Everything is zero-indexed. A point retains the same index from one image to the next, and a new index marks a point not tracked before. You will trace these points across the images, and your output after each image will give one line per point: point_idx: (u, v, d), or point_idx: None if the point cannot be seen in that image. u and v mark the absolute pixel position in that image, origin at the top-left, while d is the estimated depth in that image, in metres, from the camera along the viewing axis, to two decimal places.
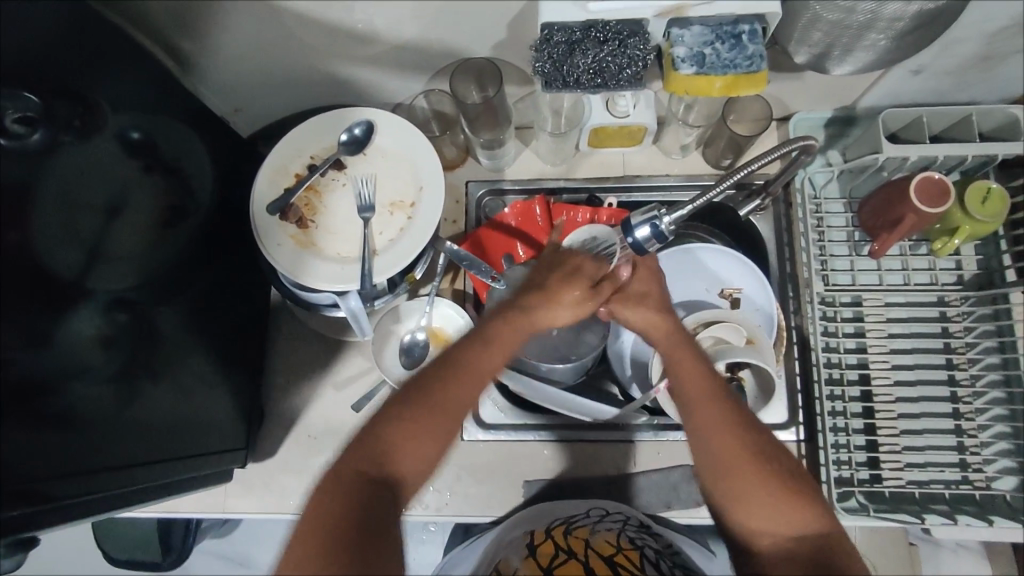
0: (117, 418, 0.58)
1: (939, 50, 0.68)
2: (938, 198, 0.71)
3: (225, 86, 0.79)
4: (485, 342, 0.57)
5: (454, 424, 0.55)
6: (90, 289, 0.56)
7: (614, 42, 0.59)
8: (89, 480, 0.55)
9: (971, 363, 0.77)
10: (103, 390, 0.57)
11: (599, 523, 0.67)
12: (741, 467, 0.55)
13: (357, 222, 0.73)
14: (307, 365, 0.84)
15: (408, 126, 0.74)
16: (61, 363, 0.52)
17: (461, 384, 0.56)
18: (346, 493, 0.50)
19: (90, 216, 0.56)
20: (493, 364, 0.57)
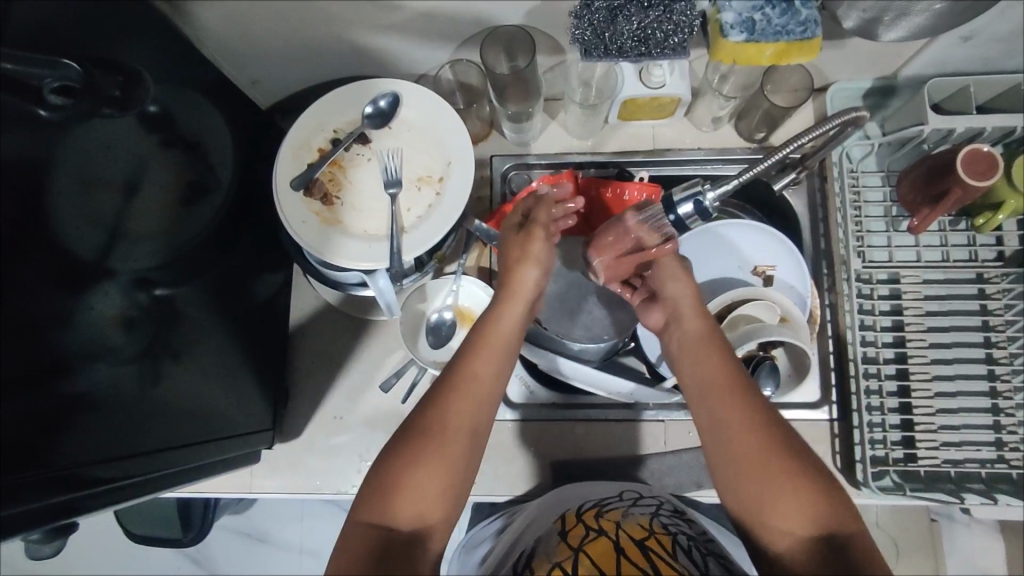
0: (141, 398, 0.57)
1: (994, 15, 0.65)
2: (990, 171, 0.68)
3: (244, 59, 0.76)
4: (473, 361, 0.58)
5: (458, 453, 0.54)
6: (112, 267, 0.54)
7: (659, 8, 0.56)
8: (113, 463, 0.53)
9: (1010, 341, 0.75)
10: (127, 369, 0.55)
11: (632, 507, 0.67)
12: (767, 459, 0.52)
13: (383, 198, 0.70)
14: (330, 345, 0.82)
15: (435, 97, 0.71)
16: (86, 340, 0.51)
17: (453, 412, 0.55)
18: (363, 537, 0.50)
19: (110, 191, 0.54)
20: (490, 380, 0.57)
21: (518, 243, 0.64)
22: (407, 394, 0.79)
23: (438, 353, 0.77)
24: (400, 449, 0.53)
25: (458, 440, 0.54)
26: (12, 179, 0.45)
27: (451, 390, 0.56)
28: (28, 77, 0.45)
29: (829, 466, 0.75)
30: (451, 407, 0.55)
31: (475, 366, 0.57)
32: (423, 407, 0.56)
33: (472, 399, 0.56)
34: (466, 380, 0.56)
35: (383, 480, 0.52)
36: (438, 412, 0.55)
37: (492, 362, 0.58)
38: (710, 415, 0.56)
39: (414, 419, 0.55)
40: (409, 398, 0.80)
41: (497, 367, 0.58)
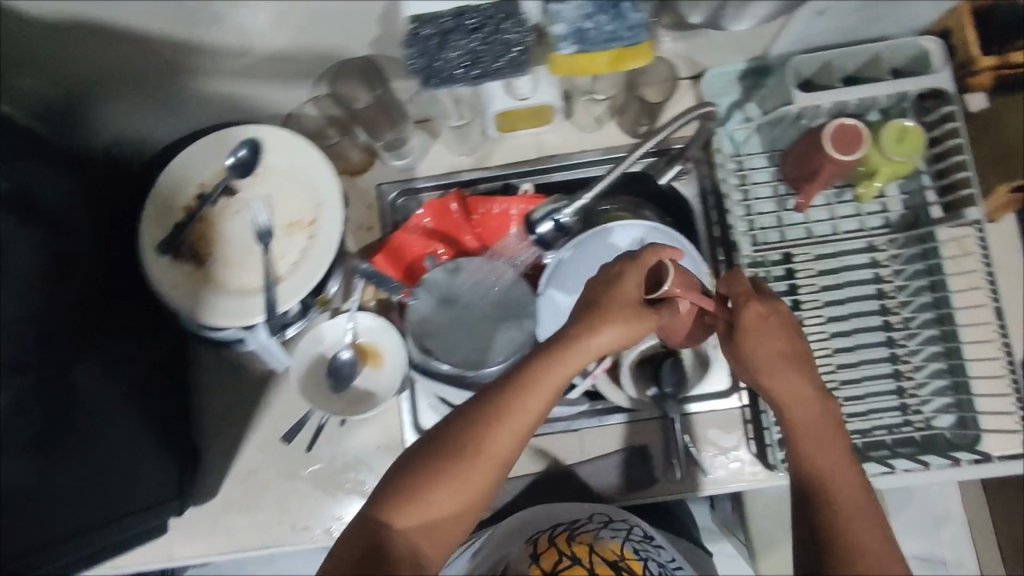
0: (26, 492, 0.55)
1: None
2: (852, 145, 0.69)
3: (84, 108, 0.72)
4: (528, 388, 0.50)
5: (482, 481, 0.50)
6: None
7: (487, 28, 0.54)
8: None
9: (903, 306, 0.77)
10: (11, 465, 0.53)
11: (602, 530, 0.70)
12: (840, 500, 0.50)
13: (256, 248, 0.68)
14: (234, 400, 0.80)
15: (296, 139, 0.69)
16: None
17: (490, 451, 0.50)
18: (354, 554, 0.48)
19: None
20: (540, 410, 0.51)
21: (628, 279, 0.53)
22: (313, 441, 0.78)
23: (341, 395, 0.75)
24: (415, 482, 0.49)
25: (487, 470, 0.50)
26: None
27: (494, 419, 0.50)
28: None
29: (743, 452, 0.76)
30: (480, 451, 0.50)
31: (523, 407, 0.50)
32: (450, 435, 0.50)
33: (509, 439, 0.50)
34: (509, 421, 0.50)
35: (389, 514, 0.49)
36: (470, 453, 0.49)
37: (547, 392, 0.51)
38: (800, 439, 0.53)
39: (436, 451, 0.50)
40: (315, 444, 0.79)
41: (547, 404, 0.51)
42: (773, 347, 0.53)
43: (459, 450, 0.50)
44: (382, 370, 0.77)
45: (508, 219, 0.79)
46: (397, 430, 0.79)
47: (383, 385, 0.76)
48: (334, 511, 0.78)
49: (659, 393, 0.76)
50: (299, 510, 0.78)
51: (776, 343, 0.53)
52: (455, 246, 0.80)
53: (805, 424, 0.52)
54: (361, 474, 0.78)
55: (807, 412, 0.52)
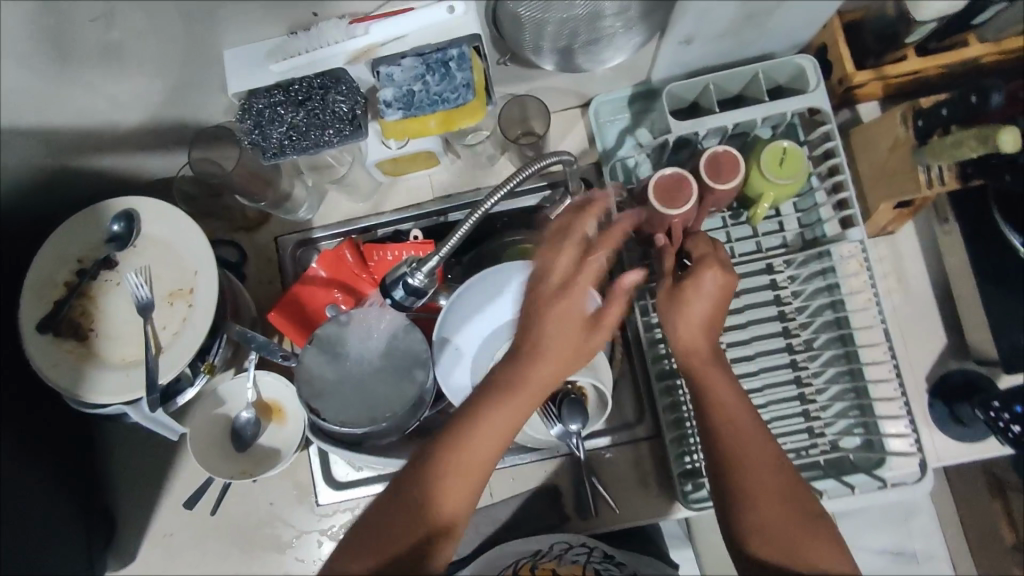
0: None
1: (696, 20, 0.63)
2: (680, 200, 0.66)
3: None
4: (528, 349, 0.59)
5: (504, 433, 0.56)
6: None
7: (313, 100, 0.54)
8: None
9: (804, 326, 0.75)
10: None
11: (563, 556, 0.68)
12: (764, 451, 0.56)
13: (139, 321, 0.69)
14: (147, 464, 0.80)
15: (170, 209, 0.69)
16: None
17: (495, 419, 0.56)
18: (394, 513, 0.54)
19: None
20: (546, 370, 0.58)
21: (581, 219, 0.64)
22: (215, 504, 0.78)
23: (243, 456, 0.75)
24: (436, 456, 0.55)
25: (501, 420, 0.56)
26: None
27: (499, 381, 0.58)
28: None
29: (652, 485, 0.75)
30: (490, 415, 0.56)
31: (530, 372, 0.58)
32: (470, 403, 0.57)
33: (508, 411, 0.56)
34: (521, 386, 0.57)
35: (414, 479, 0.55)
36: (471, 423, 0.56)
37: (544, 346, 0.59)
38: (720, 395, 0.59)
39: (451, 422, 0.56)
40: (220, 505, 0.78)
41: (552, 371, 0.58)
42: (705, 309, 0.60)
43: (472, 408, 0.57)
44: (286, 426, 0.77)
45: None
46: (309, 484, 0.79)
47: (286, 442, 0.76)
48: (250, 568, 0.78)
49: (564, 429, 0.70)
50: (216, 569, 0.78)
51: (716, 308, 0.61)
52: (353, 295, 0.80)
53: (717, 378, 0.59)
54: (276, 529, 0.79)
55: (722, 378, 0.59)
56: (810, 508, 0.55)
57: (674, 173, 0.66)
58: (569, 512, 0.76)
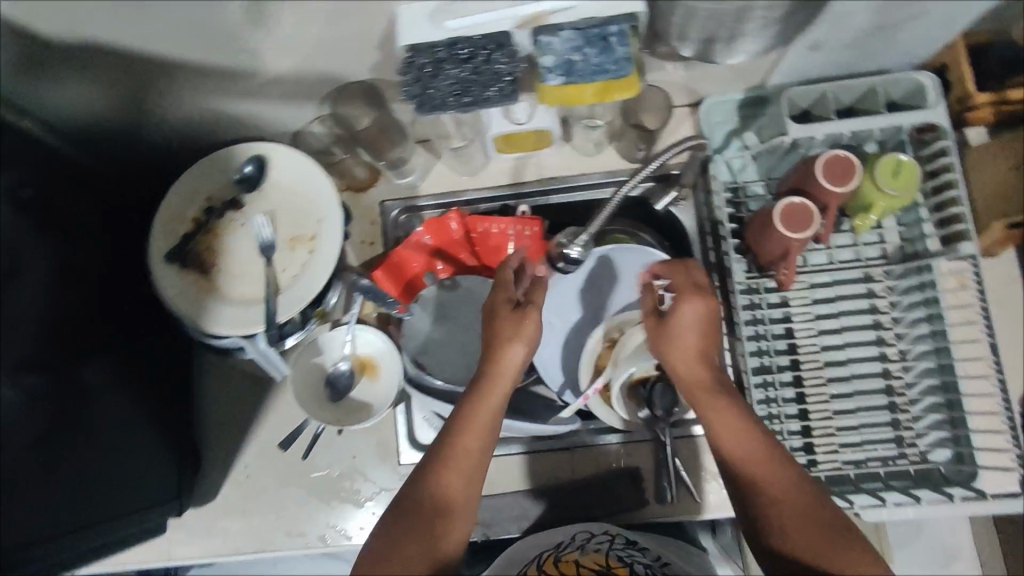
0: (31, 480, 0.59)
1: (830, 26, 0.65)
2: (807, 223, 0.69)
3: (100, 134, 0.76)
4: (503, 320, 0.66)
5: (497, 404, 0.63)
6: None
7: (479, 59, 0.57)
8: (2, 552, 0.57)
9: (900, 337, 0.76)
10: (21, 457, 0.57)
11: (586, 547, 0.69)
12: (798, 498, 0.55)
13: (259, 261, 0.71)
14: (238, 406, 0.83)
15: (301, 157, 0.72)
16: None
17: (500, 369, 0.64)
18: (411, 502, 0.58)
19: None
20: (516, 347, 0.65)
21: (757, 229, 0.72)
22: (308, 448, 0.80)
23: (338, 406, 0.77)
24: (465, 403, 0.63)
25: (495, 397, 0.63)
26: None
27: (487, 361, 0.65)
28: None
29: None
30: (496, 367, 0.64)
31: (501, 362, 0.64)
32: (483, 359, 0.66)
33: (506, 363, 0.65)
34: (501, 340, 0.65)
35: (453, 421, 0.62)
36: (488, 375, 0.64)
37: (516, 333, 0.65)
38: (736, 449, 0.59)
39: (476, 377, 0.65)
40: (311, 451, 0.81)
41: (518, 353, 0.65)
42: (687, 343, 0.65)
43: (473, 391, 0.64)
44: (378, 382, 0.78)
45: (505, 240, 0.81)
46: (393, 443, 0.81)
47: (379, 396, 0.78)
48: (328, 519, 0.80)
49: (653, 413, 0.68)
50: (294, 517, 0.80)
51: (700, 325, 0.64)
52: (453, 262, 0.83)
53: (728, 437, 0.60)
54: (356, 483, 0.80)
55: (735, 433, 0.59)
56: (854, 541, 0.52)
57: (797, 200, 0.69)
58: (648, 497, 0.77)
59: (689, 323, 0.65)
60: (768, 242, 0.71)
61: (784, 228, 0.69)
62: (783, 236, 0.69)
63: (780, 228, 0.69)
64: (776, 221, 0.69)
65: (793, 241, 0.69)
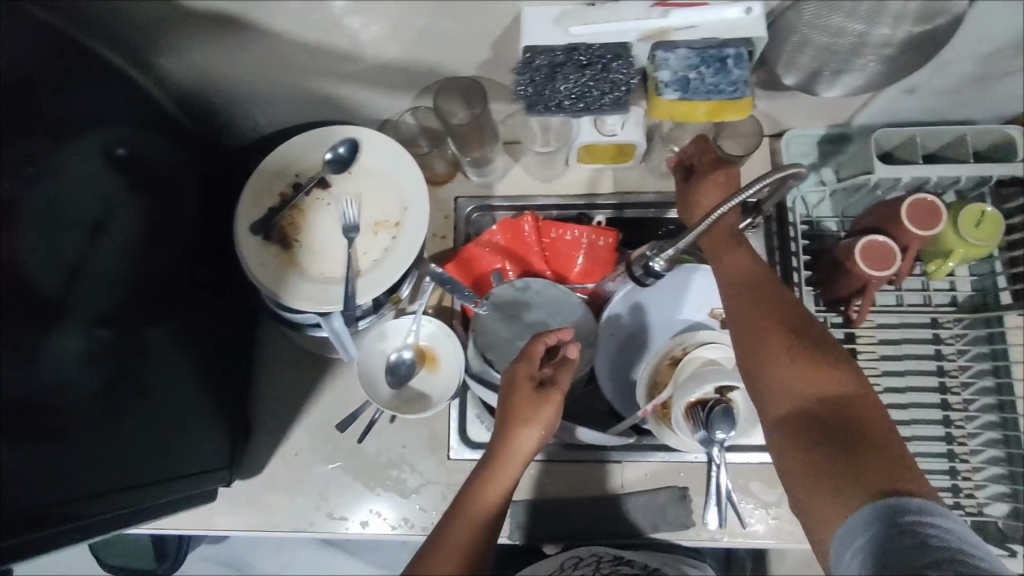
0: (105, 429, 0.59)
1: (932, 71, 0.66)
2: (889, 262, 0.69)
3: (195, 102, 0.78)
4: (521, 396, 0.59)
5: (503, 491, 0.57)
6: (72, 305, 0.56)
7: (596, 67, 0.58)
8: (85, 499, 0.56)
9: (964, 386, 0.76)
10: (90, 405, 0.57)
11: None
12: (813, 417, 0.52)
13: (341, 241, 0.72)
14: (293, 383, 0.84)
15: (394, 144, 0.73)
16: (51, 372, 0.53)
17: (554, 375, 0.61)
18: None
19: (76, 231, 0.57)
20: (533, 434, 0.58)
21: (831, 263, 0.74)
22: (364, 432, 0.80)
23: (397, 393, 0.78)
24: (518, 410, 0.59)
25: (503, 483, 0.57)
26: None
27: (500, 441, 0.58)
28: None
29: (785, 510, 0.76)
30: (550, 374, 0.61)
31: (516, 445, 0.58)
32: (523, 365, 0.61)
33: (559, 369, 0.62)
34: (520, 421, 0.58)
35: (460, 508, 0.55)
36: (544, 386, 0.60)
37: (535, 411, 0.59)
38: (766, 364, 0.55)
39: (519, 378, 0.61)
40: (365, 436, 0.81)
41: (535, 437, 0.59)
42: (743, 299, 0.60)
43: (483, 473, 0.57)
44: (437, 375, 0.79)
45: (577, 247, 0.82)
46: (444, 436, 0.81)
47: (437, 390, 0.78)
48: (370, 506, 0.79)
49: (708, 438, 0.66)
50: (336, 500, 0.80)
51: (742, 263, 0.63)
52: (522, 266, 0.82)
53: (759, 348, 0.56)
54: (401, 473, 0.80)
55: (770, 340, 0.56)
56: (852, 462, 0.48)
57: (880, 238, 0.70)
58: (693, 519, 0.76)
59: (736, 258, 0.63)
60: (844, 279, 0.73)
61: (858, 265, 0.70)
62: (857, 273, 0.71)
63: (855, 265, 0.70)
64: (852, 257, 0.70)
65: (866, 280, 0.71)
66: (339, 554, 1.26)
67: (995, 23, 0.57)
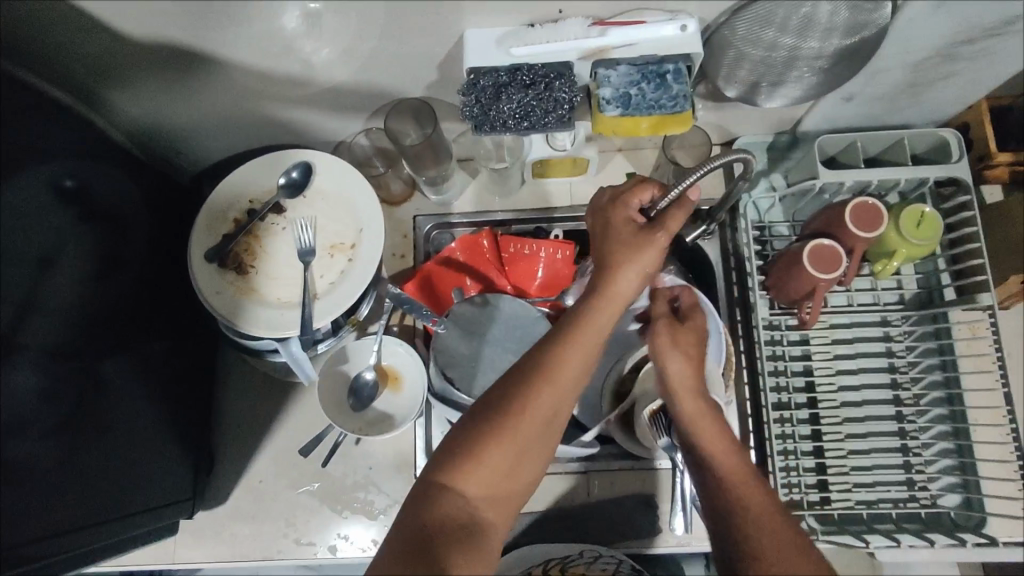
0: (57, 470, 0.57)
1: (866, 80, 0.68)
2: (835, 264, 0.72)
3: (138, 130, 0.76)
4: (565, 342, 0.54)
5: (527, 446, 0.53)
6: (23, 342, 0.54)
7: (540, 86, 0.59)
8: (28, 544, 0.55)
9: (914, 381, 0.78)
10: (42, 447, 0.55)
11: (594, 563, 0.74)
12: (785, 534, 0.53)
13: (297, 265, 0.72)
14: (256, 408, 0.83)
15: (346, 166, 0.73)
16: (3, 417, 0.51)
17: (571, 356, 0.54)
18: (405, 545, 0.48)
19: (23, 266, 0.55)
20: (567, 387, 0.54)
21: (784, 271, 0.75)
22: (328, 456, 0.80)
23: (361, 415, 0.77)
24: (522, 386, 0.53)
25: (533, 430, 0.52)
26: None
27: (532, 388, 0.53)
28: None
29: None
30: (570, 355, 0.54)
31: (543, 397, 0.53)
32: (554, 335, 0.55)
33: (582, 351, 0.55)
34: (557, 373, 0.53)
35: (468, 453, 0.51)
36: (555, 363, 0.54)
37: (572, 359, 0.54)
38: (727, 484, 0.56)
39: (542, 349, 0.55)
40: (330, 459, 0.80)
41: (555, 402, 0.54)
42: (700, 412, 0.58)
43: (506, 415, 0.52)
44: (400, 395, 0.78)
45: (537, 261, 0.82)
46: (410, 456, 0.81)
47: (401, 410, 0.78)
48: (339, 530, 0.79)
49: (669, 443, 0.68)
50: (303, 525, 0.79)
51: (703, 423, 0.58)
52: (482, 280, 0.83)
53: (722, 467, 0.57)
54: (368, 494, 0.79)
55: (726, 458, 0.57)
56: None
57: (824, 241, 0.72)
58: (660, 525, 0.78)
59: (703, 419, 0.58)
60: (794, 283, 0.74)
61: (807, 275, 0.72)
62: (806, 279, 0.72)
63: (806, 270, 0.71)
64: (801, 262, 0.72)
65: (816, 284, 0.72)
66: None
67: (919, 34, 0.59)
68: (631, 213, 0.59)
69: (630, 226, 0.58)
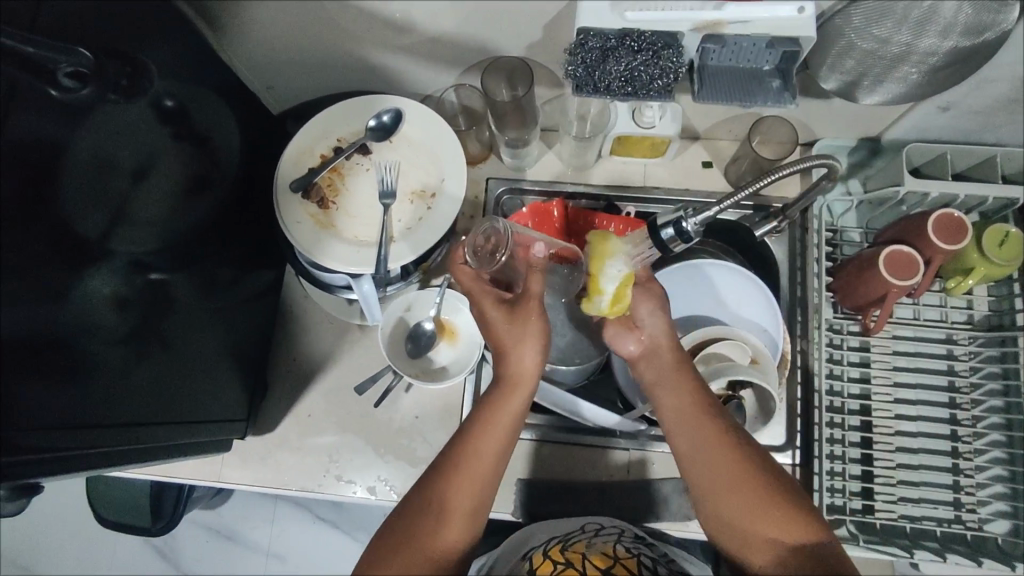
0: (125, 374, 0.59)
1: (969, 89, 0.67)
2: (911, 271, 0.70)
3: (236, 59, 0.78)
4: (478, 426, 0.58)
5: (461, 526, 0.56)
6: (110, 249, 0.57)
7: (648, 53, 0.59)
8: (106, 435, 0.57)
9: (974, 403, 0.77)
10: (113, 348, 0.57)
11: (595, 537, 0.68)
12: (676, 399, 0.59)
13: (377, 208, 0.74)
14: (313, 345, 0.86)
15: (436, 116, 0.75)
16: (77, 315, 0.53)
17: (481, 448, 0.58)
18: None
19: (120, 176, 0.57)
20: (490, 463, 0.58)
21: (855, 281, 0.75)
22: (381, 398, 0.82)
23: (417, 362, 0.79)
24: (445, 467, 0.57)
25: (459, 514, 0.56)
26: (30, 157, 0.48)
27: (454, 472, 0.57)
28: (46, 61, 0.47)
29: None
30: (477, 446, 0.58)
31: (466, 472, 0.57)
32: (474, 417, 0.60)
33: (497, 435, 0.58)
34: (471, 455, 0.57)
35: (401, 538, 0.55)
36: (468, 449, 0.58)
37: (494, 439, 0.58)
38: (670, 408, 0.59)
39: (439, 468, 0.58)
40: (382, 401, 0.82)
41: (486, 474, 0.58)
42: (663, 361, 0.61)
43: (433, 507, 0.56)
44: (456, 348, 0.80)
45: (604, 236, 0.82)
46: (458, 408, 0.82)
47: (456, 362, 0.80)
48: (379, 473, 0.80)
49: None
50: (346, 463, 0.81)
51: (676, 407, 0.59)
52: None
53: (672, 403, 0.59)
54: (412, 442, 0.81)
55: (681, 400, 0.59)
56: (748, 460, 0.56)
57: (898, 247, 0.71)
58: None
59: (680, 421, 0.58)
60: (863, 288, 0.74)
61: (882, 280, 0.71)
62: (878, 286, 0.72)
63: (883, 273, 0.70)
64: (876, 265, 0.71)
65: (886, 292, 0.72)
66: (329, 528, 1.27)
67: None
68: (479, 270, 0.64)
69: (494, 298, 0.62)
